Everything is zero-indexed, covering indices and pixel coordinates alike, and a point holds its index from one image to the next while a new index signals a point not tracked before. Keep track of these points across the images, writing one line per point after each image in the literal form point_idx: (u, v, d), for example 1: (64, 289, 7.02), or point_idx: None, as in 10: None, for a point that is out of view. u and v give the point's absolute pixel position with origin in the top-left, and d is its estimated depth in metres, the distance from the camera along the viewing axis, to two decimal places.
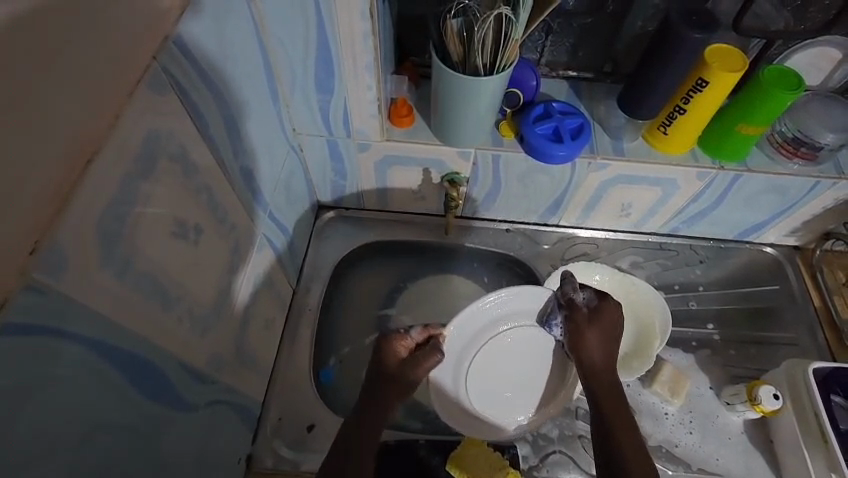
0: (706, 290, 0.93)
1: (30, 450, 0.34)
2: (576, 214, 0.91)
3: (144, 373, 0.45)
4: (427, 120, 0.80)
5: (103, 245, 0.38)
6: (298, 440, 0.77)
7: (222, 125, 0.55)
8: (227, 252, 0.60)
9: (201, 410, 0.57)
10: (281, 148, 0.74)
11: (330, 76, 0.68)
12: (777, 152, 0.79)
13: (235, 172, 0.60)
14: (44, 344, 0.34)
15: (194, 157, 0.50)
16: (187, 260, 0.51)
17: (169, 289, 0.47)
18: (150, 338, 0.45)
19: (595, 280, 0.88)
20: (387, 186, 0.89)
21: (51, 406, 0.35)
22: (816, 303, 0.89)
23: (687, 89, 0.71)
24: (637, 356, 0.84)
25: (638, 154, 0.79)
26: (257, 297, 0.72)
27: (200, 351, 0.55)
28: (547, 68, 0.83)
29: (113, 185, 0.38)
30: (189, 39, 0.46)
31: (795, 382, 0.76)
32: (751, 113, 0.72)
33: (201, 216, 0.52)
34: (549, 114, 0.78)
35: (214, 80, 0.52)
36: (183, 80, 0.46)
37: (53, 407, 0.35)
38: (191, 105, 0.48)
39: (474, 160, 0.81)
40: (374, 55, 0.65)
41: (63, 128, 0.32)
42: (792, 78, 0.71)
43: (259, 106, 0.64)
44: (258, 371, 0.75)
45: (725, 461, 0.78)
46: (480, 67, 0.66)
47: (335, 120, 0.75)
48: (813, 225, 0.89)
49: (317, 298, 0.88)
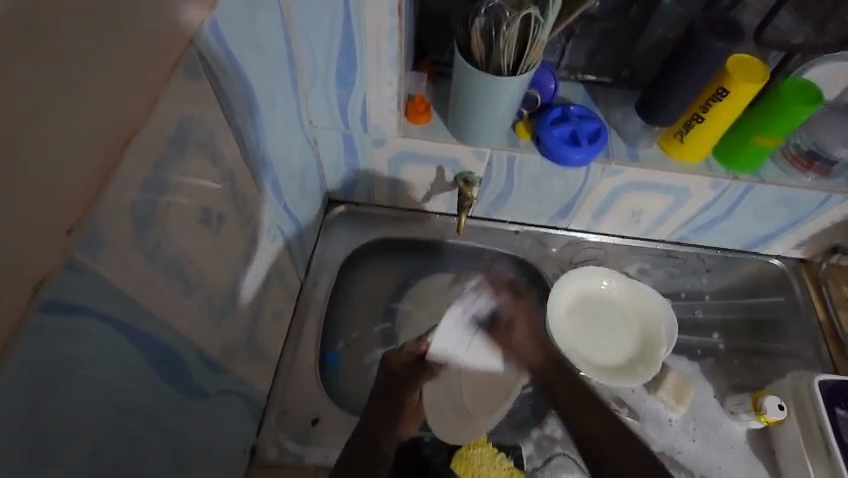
0: (712, 299, 0.94)
1: (55, 432, 0.33)
2: (586, 218, 0.91)
3: (165, 359, 0.45)
4: (444, 119, 0.80)
5: (135, 227, 0.38)
6: (303, 433, 0.77)
7: (246, 115, 0.55)
8: (245, 242, 0.60)
9: (213, 399, 0.57)
10: (297, 140, 0.74)
11: (352, 71, 0.68)
12: (791, 166, 0.80)
13: (255, 161, 0.60)
14: (74, 323, 0.33)
15: (220, 145, 0.50)
16: (208, 247, 0.50)
17: (190, 275, 0.47)
18: (172, 324, 0.45)
19: (599, 286, 0.89)
20: (399, 184, 0.88)
21: (76, 386, 0.35)
22: (820, 316, 0.90)
23: (708, 97, 0.72)
24: (648, 360, 0.84)
25: (652, 161, 0.79)
26: (267, 287, 0.71)
27: (216, 340, 0.55)
28: (566, 72, 0.83)
29: (148, 167, 0.38)
30: (223, 25, 0.45)
31: (800, 395, 0.76)
32: (767, 125, 0.73)
33: (223, 203, 0.52)
34: (567, 117, 0.78)
35: (243, 68, 0.52)
36: (215, 65, 0.46)
37: (79, 386, 0.35)
38: (221, 90, 0.48)
39: (489, 161, 0.81)
40: (398, 50, 0.64)
41: (108, 107, 0.32)
42: (811, 92, 0.71)
43: (280, 96, 0.64)
44: (267, 363, 0.75)
45: (727, 469, 0.78)
46: (503, 67, 0.67)
47: (353, 115, 0.75)
48: (820, 239, 0.90)
49: (325, 291, 0.88)
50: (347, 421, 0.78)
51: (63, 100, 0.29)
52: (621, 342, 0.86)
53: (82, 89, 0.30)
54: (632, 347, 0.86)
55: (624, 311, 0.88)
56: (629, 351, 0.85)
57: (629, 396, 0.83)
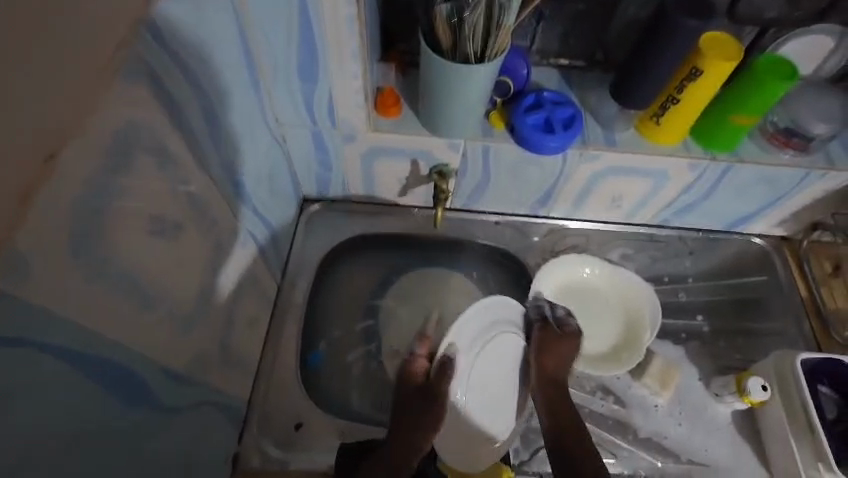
0: (695, 282, 0.94)
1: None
2: (566, 206, 0.90)
3: (123, 381, 0.43)
4: (415, 110, 0.77)
5: (73, 246, 0.36)
6: (286, 439, 0.75)
7: (201, 118, 0.52)
8: (210, 249, 0.57)
9: (185, 414, 0.55)
10: (262, 139, 0.71)
11: (314, 65, 0.65)
12: (768, 143, 0.79)
13: (215, 165, 0.57)
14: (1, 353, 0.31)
15: (173, 150, 0.47)
16: (168, 259, 0.48)
17: (149, 291, 0.45)
18: (132, 343, 0.43)
19: (581, 272, 0.88)
20: (375, 179, 0.86)
21: (15, 419, 0.33)
22: (803, 294, 0.89)
23: (682, 77, 0.70)
24: (629, 347, 0.84)
25: (629, 145, 0.77)
26: (241, 293, 0.69)
27: (184, 354, 0.53)
28: (538, 57, 0.81)
29: (82, 182, 0.36)
30: (163, 24, 0.43)
31: (784, 374, 0.76)
32: (742, 103, 0.72)
33: (180, 212, 0.50)
34: (540, 104, 0.75)
35: (192, 68, 0.49)
36: (158, 68, 0.43)
37: (20, 420, 0.33)
38: (168, 94, 0.45)
39: (463, 152, 0.78)
40: (359, 42, 0.62)
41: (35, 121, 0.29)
42: (786, 68, 0.70)
43: (240, 96, 0.61)
44: (244, 370, 0.73)
45: (713, 452, 0.78)
46: (471, 55, 0.64)
47: (319, 110, 0.73)
48: (801, 216, 0.89)
49: (304, 294, 0.86)
50: (331, 425, 0.77)
51: None
52: (604, 328, 0.86)
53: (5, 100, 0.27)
54: (615, 333, 0.86)
55: (606, 297, 0.88)
56: (612, 337, 0.86)
57: (615, 383, 0.82)
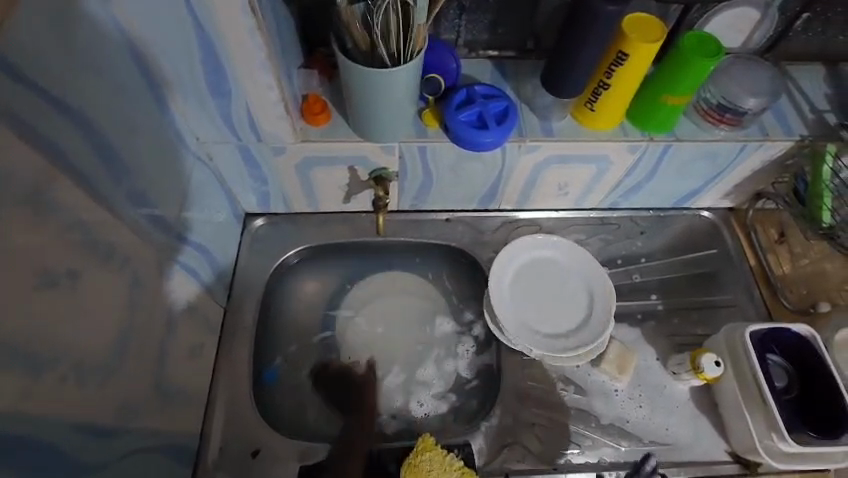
0: (648, 262, 0.93)
1: None
2: (514, 198, 0.88)
3: (15, 451, 0.40)
4: (344, 116, 0.74)
5: None
6: (243, 468, 0.73)
7: (90, 151, 0.49)
8: (124, 289, 0.54)
9: (113, 467, 0.52)
10: (183, 161, 0.68)
11: (223, 79, 0.62)
12: (703, 120, 0.78)
13: (119, 199, 0.54)
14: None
15: (53, 193, 0.44)
16: (61, 311, 0.45)
17: (38, 351, 0.42)
18: (20, 411, 0.40)
19: (533, 257, 0.86)
20: (314, 189, 0.82)
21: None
22: (752, 262, 0.91)
23: (609, 62, 0.69)
24: (590, 331, 0.82)
25: (567, 133, 0.76)
26: (174, 325, 0.66)
27: (100, 406, 0.50)
28: (467, 49, 0.78)
29: None
30: (16, 58, 0.39)
31: (735, 349, 0.77)
32: (673, 84, 0.71)
33: (77, 259, 0.47)
34: (472, 99, 0.73)
35: (67, 101, 0.45)
36: (16, 107, 0.39)
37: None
38: (38, 133, 0.42)
39: (400, 154, 0.76)
40: (267, 53, 0.59)
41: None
42: (711, 44, 0.69)
43: (141, 121, 0.57)
44: (188, 404, 0.70)
45: (674, 430, 0.79)
46: (387, 58, 0.62)
47: (240, 125, 0.69)
48: (744, 186, 0.90)
49: (252, 315, 0.82)
50: (289, 449, 0.74)
51: None
52: (565, 314, 0.83)
53: None
54: (576, 318, 0.83)
55: (566, 277, 0.86)
56: (573, 324, 0.83)
57: (575, 372, 0.82)
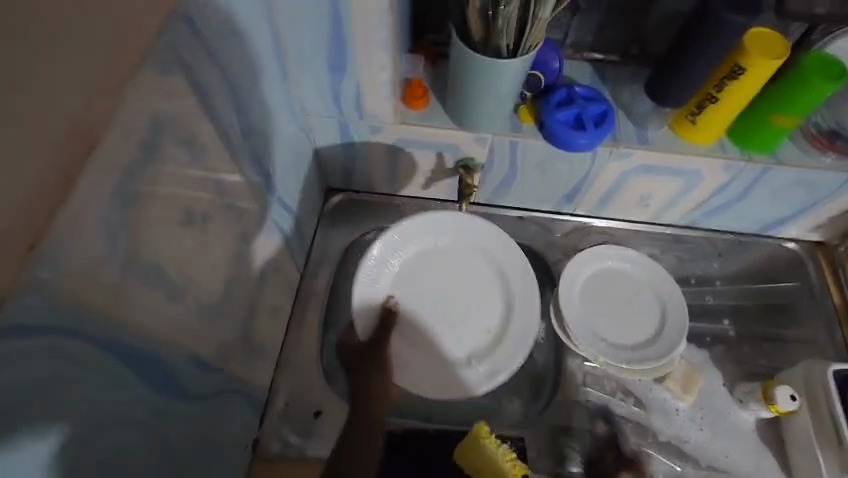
0: (723, 285, 0.90)
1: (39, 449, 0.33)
2: (592, 203, 0.88)
3: (150, 367, 0.44)
4: (442, 102, 0.76)
5: (104, 235, 0.37)
6: (305, 426, 0.76)
7: (230, 106, 0.53)
8: (234, 238, 0.58)
9: (208, 401, 0.56)
10: (290, 128, 0.72)
11: (343, 55, 0.65)
12: (811, 146, 0.76)
13: (243, 154, 0.58)
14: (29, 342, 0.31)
15: (199, 139, 0.48)
16: (192, 249, 0.49)
17: (175, 281, 0.46)
18: (157, 331, 0.44)
19: (606, 265, 0.87)
20: (399, 170, 0.85)
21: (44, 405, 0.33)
22: (836, 301, 0.87)
23: (722, 76, 0.68)
24: (660, 347, 0.81)
25: (661, 143, 0.75)
26: (264, 281, 0.70)
27: (206, 341, 0.54)
28: (571, 50, 0.79)
29: (116, 176, 0.37)
30: (197, 16, 0.44)
31: (813, 383, 0.74)
32: (786, 103, 0.69)
33: (208, 203, 0.51)
34: (571, 99, 0.74)
35: (220, 58, 0.49)
36: (187, 57, 0.44)
37: (46, 407, 0.33)
38: (199, 85, 0.47)
39: (491, 146, 0.77)
40: (390, 34, 0.62)
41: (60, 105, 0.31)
42: (834, 68, 0.67)
43: (266, 86, 0.61)
44: (266, 357, 0.74)
45: (734, 459, 0.77)
46: (503, 48, 0.63)
47: (346, 101, 0.72)
48: (839, 221, 0.86)
49: (326, 284, 0.86)
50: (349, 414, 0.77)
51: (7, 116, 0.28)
52: (631, 327, 0.83)
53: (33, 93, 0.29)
54: (644, 334, 0.83)
55: (640, 292, 0.86)
56: (641, 338, 0.83)
57: (636, 385, 0.81)
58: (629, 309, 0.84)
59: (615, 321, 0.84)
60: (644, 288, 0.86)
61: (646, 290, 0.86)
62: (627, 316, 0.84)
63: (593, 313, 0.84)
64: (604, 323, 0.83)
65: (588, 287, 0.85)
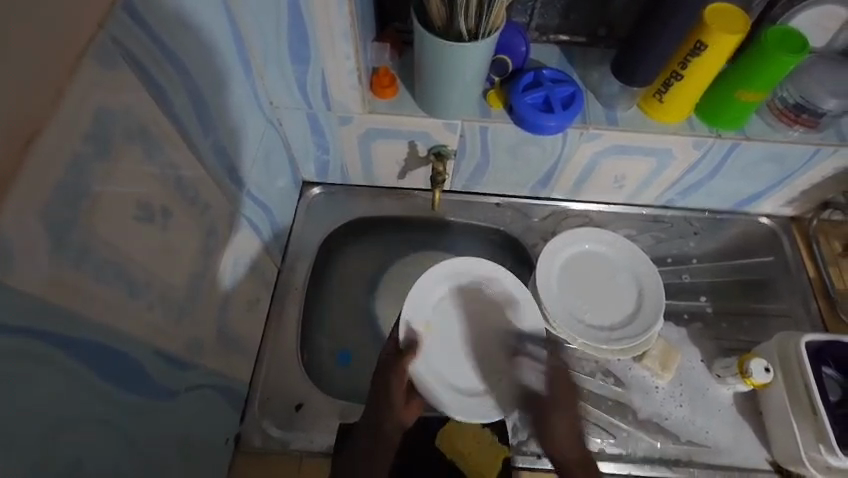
0: (699, 263, 0.91)
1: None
2: (567, 187, 0.88)
3: (111, 363, 0.44)
4: (412, 92, 0.76)
5: (51, 231, 0.36)
6: (287, 419, 0.76)
7: (187, 99, 0.53)
8: (200, 234, 0.58)
9: (180, 396, 0.56)
10: (257, 122, 0.71)
11: (305, 45, 0.65)
12: (776, 121, 0.76)
13: (205, 149, 0.58)
14: None
15: (154, 133, 0.48)
16: (153, 244, 0.49)
17: (134, 277, 0.46)
18: (118, 327, 0.44)
19: (583, 249, 0.87)
20: (372, 161, 0.85)
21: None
22: (810, 274, 0.88)
23: (685, 53, 0.68)
24: (637, 326, 0.82)
25: (632, 123, 0.75)
26: (236, 276, 0.69)
27: (175, 336, 0.54)
28: (537, 34, 0.79)
29: (60, 172, 0.36)
30: (139, 7, 0.43)
31: (787, 354, 0.75)
32: (750, 79, 0.70)
33: (168, 198, 0.51)
34: (539, 82, 0.74)
35: (173, 49, 0.49)
36: (135, 49, 0.43)
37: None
38: (149, 78, 0.46)
39: (462, 133, 0.77)
40: (350, 22, 0.61)
41: None
42: (796, 40, 0.67)
43: (227, 78, 0.61)
44: (243, 353, 0.74)
45: (713, 433, 0.78)
46: (464, 33, 0.63)
47: (313, 92, 0.72)
48: (811, 194, 0.87)
49: (304, 278, 0.85)
50: (332, 406, 0.77)
51: None
52: (609, 308, 0.84)
53: None
54: (622, 314, 0.83)
55: (617, 273, 0.86)
56: (619, 319, 0.83)
57: (615, 364, 0.82)
58: (605, 291, 0.85)
59: (593, 302, 0.84)
60: (622, 270, 0.86)
61: (624, 273, 0.86)
62: (605, 297, 0.84)
63: (570, 295, 0.84)
64: (582, 305, 0.84)
65: (568, 274, 0.85)
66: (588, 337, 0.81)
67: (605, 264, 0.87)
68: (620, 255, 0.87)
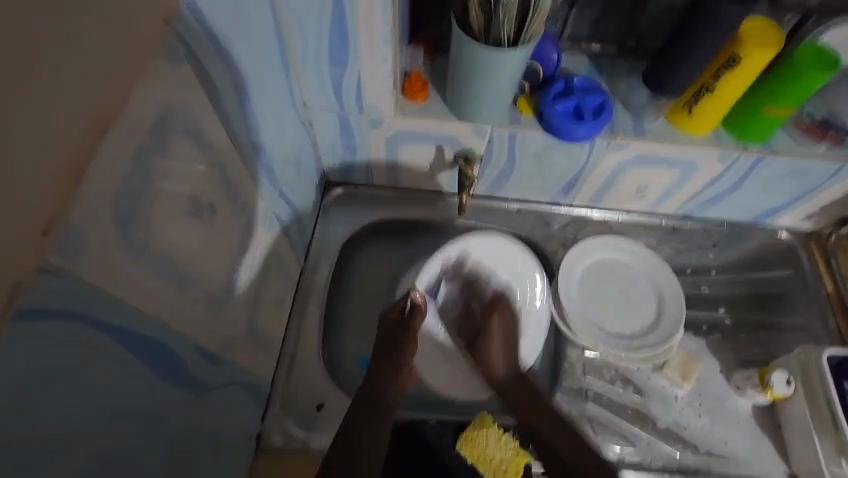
0: (718, 275, 0.92)
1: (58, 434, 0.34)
2: (590, 195, 0.89)
3: (157, 355, 0.44)
4: (442, 96, 0.77)
5: (115, 223, 0.37)
6: (308, 419, 0.76)
7: (233, 96, 0.53)
8: (238, 231, 0.58)
9: (214, 392, 0.56)
10: (290, 121, 0.72)
11: (344, 47, 0.65)
12: (803, 136, 0.78)
13: (245, 145, 0.58)
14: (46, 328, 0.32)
15: (206, 128, 0.48)
16: (200, 238, 0.49)
17: (183, 271, 0.47)
18: (165, 320, 0.44)
19: (605, 257, 0.88)
20: (398, 163, 0.85)
21: (56, 389, 0.33)
22: (828, 288, 0.88)
23: (718, 67, 0.69)
24: (658, 336, 0.82)
25: (659, 135, 0.76)
26: (266, 275, 0.69)
27: (212, 331, 0.54)
28: (570, 43, 0.80)
29: (125, 163, 0.37)
30: (200, 5, 0.44)
31: (808, 369, 0.76)
32: (780, 94, 0.71)
33: (213, 193, 0.51)
34: (570, 91, 0.75)
35: (226, 48, 0.49)
36: (193, 46, 0.44)
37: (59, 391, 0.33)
38: (204, 74, 0.47)
39: (490, 138, 0.78)
40: (392, 25, 0.62)
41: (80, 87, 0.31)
42: (827, 58, 0.69)
43: (268, 77, 0.61)
44: (268, 351, 0.74)
45: (733, 444, 0.78)
46: (504, 40, 0.64)
47: (346, 93, 0.73)
48: (830, 210, 0.87)
49: (326, 278, 0.85)
50: None
51: (36, 105, 0.28)
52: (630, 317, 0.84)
53: (57, 81, 0.29)
54: (643, 323, 0.84)
55: (637, 283, 0.87)
56: (639, 328, 0.84)
57: (635, 373, 0.82)
58: (625, 299, 0.86)
59: (612, 309, 0.85)
60: (644, 281, 0.87)
61: (645, 284, 0.87)
62: (625, 306, 0.85)
63: (588, 301, 0.85)
64: (601, 312, 0.84)
65: (583, 278, 0.86)
66: (606, 344, 0.82)
67: (626, 273, 0.87)
68: (643, 265, 0.87)
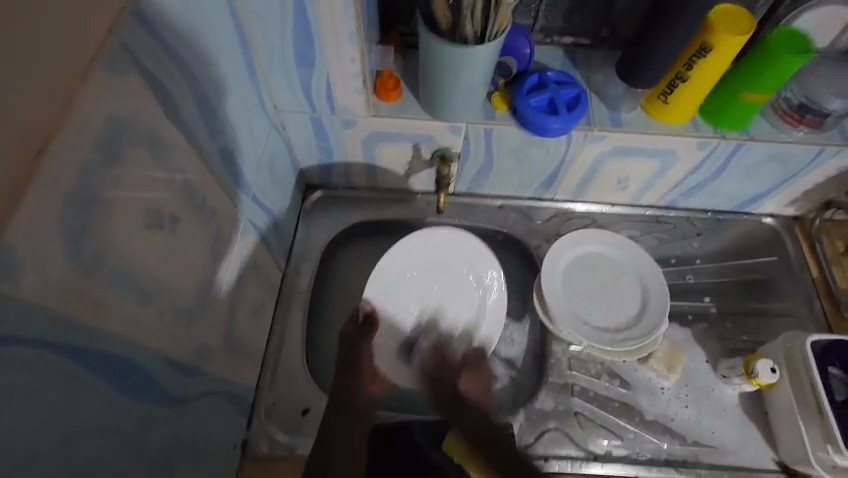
0: (703, 263, 0.91)
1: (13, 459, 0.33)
2: (571, 188, 0.88)
3: (121, 371, 0.43)
4: (416, 94, 0.76)
5: (62, 241, 0.36)
6: (293, 425, 0.76)
7: (193, 104, 0.52)
8: (208, 240, 0.58)
9: (189, 404, 0.56)
10: (261, 126, 0.71)
11: (310, 49, 0.64)
12: (781, 121, 0.77)
13: (211, 153, 0.57)
14: None
15: (162, 138, 0.47)
16: (163, 250, 0.48)
17: (143, 284, 0.46)
18: (127, 335, 0.44)
19: (588, 250, 0.87)
20: (375, 163, 0.85)
21: (7, 413, 0.32)
22: (813, 274, 0.88)
23: (690, 55, 0.69)
24: (643, 328, 0.82)
25: (637, 125, 0.75)
26: (242, 282, 0.69)
27: (183, 343, 0.53)
28: (542, 35, 0.79)
29: (71, 179, 0.36)
30: (150, 14, 0.43)
31: (793, 356, 0.75)
32: (754, 80, 0.70)
33: (175, 203, 0.50)
34: (544, 84, 0.74)
35: (181, 56, 0.49)
36: (143, 55, 0.43)
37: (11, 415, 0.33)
38: (157, 83, 0.46)
39: (466, 135, 0.77)
40: (356, 24, 0.61)
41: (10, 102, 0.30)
42: (800, 42, 0.68)
43: (232, 82, 0.60)
44: (249, 358, 0.73)
45: (720, 434, 0.78)
46: (470, 36, 0.63)
47: (317, 95, 0.72)
48: (814, 194, 0.87)
49: (308, 281, 0.85)
50: None
51: None
52: (615, 309, 0.83)
53: None
54: (628, 315, 0.83)
55: (621, 275, 0.86)
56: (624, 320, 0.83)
57: (621, 366, 0.82)
58: (609, 292, 0.84)
59: (598, 302, 0.84)
60: (628, 274, 0.86)
61: (629, 276, 0.86)
62: (610, 298, 0.84)
63: (573, 294, 0.84)
64: (587, 305, 0.83)
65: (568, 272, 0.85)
66: (592, 338, 0.81)
67: (609, 266, 0.86)
68: (625, 258, 0.87)
